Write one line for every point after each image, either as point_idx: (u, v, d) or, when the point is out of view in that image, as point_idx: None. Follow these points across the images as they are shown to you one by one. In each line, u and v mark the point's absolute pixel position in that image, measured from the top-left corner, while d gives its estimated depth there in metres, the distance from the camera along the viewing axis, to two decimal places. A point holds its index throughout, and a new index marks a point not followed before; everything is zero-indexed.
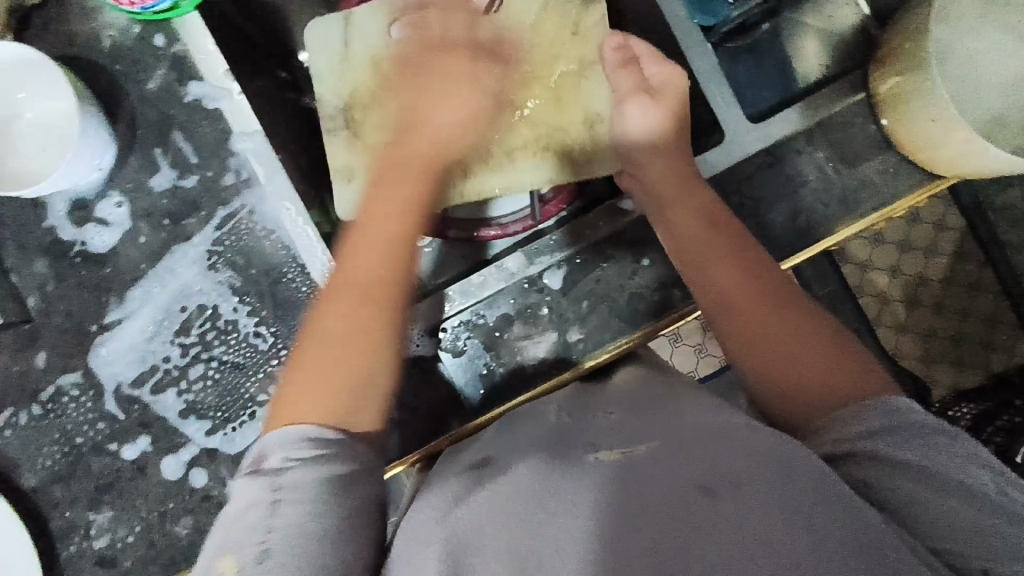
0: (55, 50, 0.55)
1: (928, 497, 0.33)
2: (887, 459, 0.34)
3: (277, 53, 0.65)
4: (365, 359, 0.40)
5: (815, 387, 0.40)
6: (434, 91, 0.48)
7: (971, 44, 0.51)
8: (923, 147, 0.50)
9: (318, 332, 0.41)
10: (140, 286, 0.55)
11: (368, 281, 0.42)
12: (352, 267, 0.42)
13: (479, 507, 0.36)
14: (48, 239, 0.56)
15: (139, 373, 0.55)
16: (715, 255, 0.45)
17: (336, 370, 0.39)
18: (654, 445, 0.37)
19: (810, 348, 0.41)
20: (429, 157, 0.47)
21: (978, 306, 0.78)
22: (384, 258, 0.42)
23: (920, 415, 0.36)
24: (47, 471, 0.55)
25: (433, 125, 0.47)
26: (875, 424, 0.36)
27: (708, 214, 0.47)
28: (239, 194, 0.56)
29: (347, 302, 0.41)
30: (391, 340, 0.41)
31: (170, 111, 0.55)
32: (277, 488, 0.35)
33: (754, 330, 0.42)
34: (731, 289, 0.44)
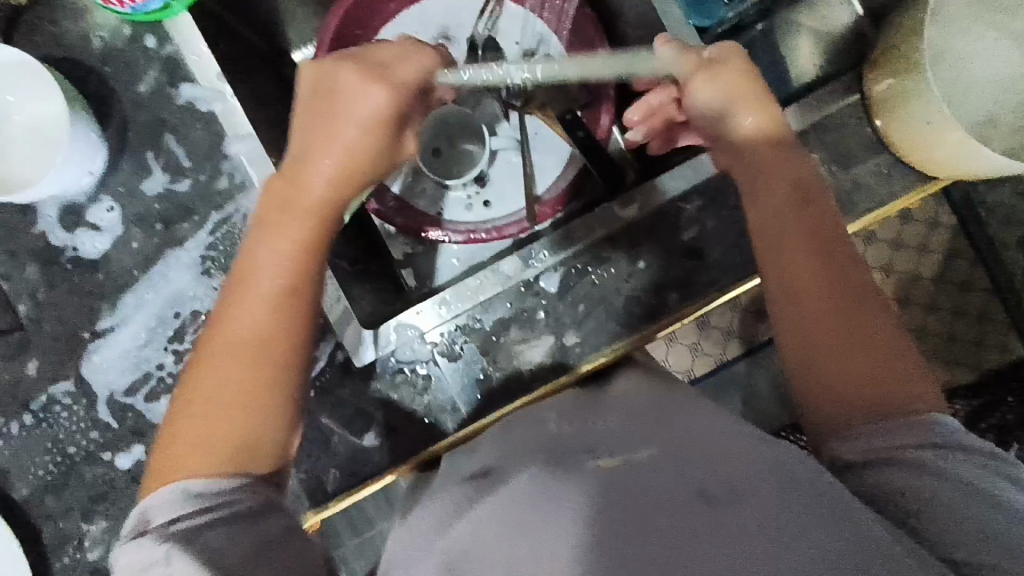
0: (45, 52, 0.55)
1: (953, 505, 0.32)
2: (920, 471, 0.33)
3: (270, 55, 0.64)
4: (265, 395, 0.38)
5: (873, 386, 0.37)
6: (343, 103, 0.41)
7: (964, 45, 0.52)
8: (916, 148, 0.50)
9: (199, 382, 0.38)
10: (133, 293, 0.55)
11: (258, 330, 0.39)
12: (236, 320, 0.39)
13: (484, 513, 0.36)
14: (39, 245, 0.55)
15: (132, 380, 0.55)
16: (799, 239, 0.42)
17: (224, 419, 0.37)
18: (654, 451, 0.37)
19: (881, 354, 0.39)
20: (323, 205, 0.42)
21: (970, 303, 0.79)
22: (266, 303, 0.39)
23: (954, 433, 0.35)
24: (39, 480, 0.54)
25: (311, 188, 0.41)
26: (917, 438, 0.35)
27: (800, 193, 0.44)
28: (232, 199, 0.55)
29: (225, 346, 0.38)
30: (282, 376, 0.39)
31: (163, 115, 0.55)
32: (162, 549, 0.33)
33: (828, 320, 0.40)
34: (809, 285, 0.41)
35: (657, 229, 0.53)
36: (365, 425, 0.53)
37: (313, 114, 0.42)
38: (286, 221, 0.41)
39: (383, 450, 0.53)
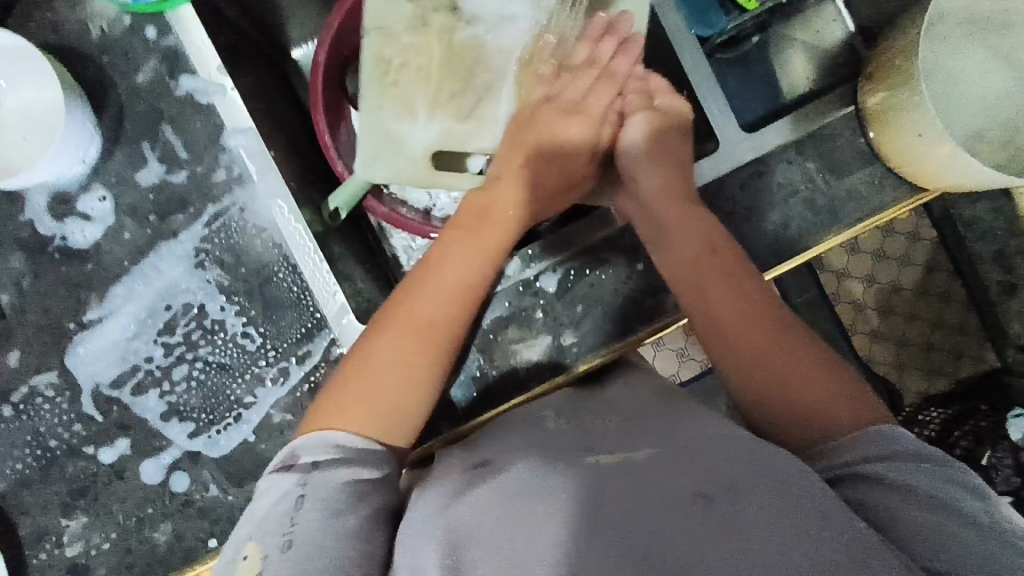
0: (40, 38, 0.54)
1: (922, 517, 0.34)
2: (888, 483, 0.35)
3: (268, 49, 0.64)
4: (424, 369, 0.43)
5: (797, 410, 0.41)
6: (547, 125, 0.50)
7: (953, 62, 0.53)
8: (908, 159, 0.51)
9: (364, 364, 0.43)
10: (123, 283, 0.54)
11: (442, 320, 0.44)
12: (415, 306, 0.44)
13: (473, 502, 0.37)
14: (26, 233, 0.54)
15: (119, 373, 0.53)
16: (710, 277, 0.46)
17: (386, 397, 0.42)
18: (652, 452, 0.37)
19: (814, 380, 0.41)
20: (506, 221, 0.49)
21: (949, 314, 0.80)
22: (447, 292, 0.45)
23: (913, 441, 0.37)
24: (18, 474, 0.53)
25: (501, 211, 0.49)
26: (879, 451, 0.37)
27: (706, 234, 0.47)
28: (229, 191, 0.54)
29: (396, 324, 0.44)
30: (433, 360, 0.44)
31: (159, 105, 0.54)
32: (302, 484, 0.38)
33: (740, 354, 0.43)
34: (729, 321, 0.44)
35: None
36: None
37: (524, 138, 0.50)
38: (501, 228, 0.48)
39: None
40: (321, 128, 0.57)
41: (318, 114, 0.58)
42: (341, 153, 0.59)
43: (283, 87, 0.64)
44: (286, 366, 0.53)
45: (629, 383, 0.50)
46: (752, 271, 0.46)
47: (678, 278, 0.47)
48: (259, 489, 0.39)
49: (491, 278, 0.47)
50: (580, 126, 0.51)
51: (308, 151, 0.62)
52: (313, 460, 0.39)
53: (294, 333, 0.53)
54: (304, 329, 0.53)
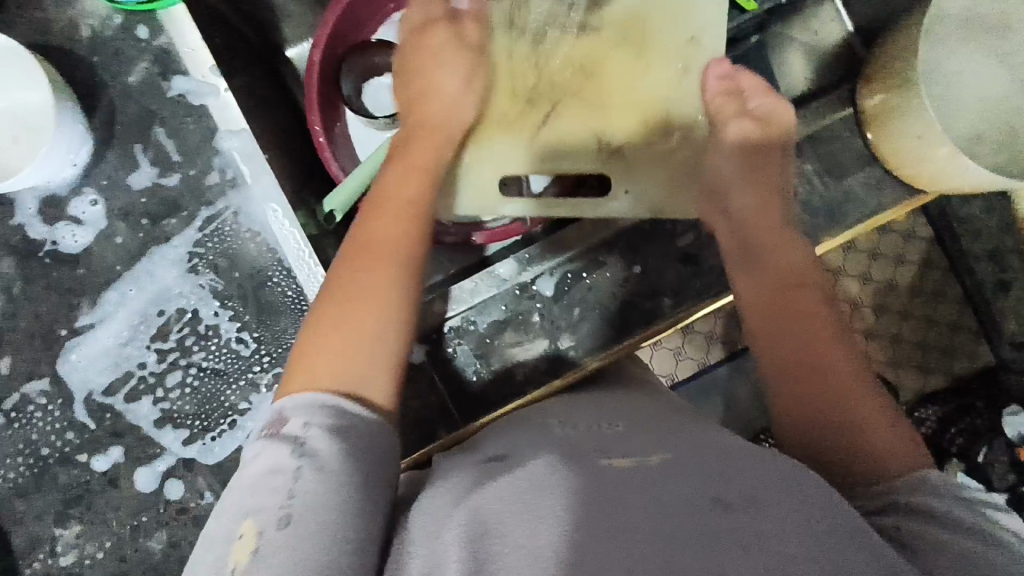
0: (28, 38, 0.53)
1: (955, 542, 0.31)
2: (930, 514, 0.33)
3: (261, 50, 0.63)
4: (385, 302, 0.40)
5: (863, 445, 0.39)
6: (442, 62, 0.50)
7: (954, 62, 0.53)
8: (907, 162, 0.51)
9: (328, 311, 0.40)
10: (115, 288, 0.53)
11: (394, 242, 0.43)
12: (374, 231, 0.43)
13: (486, 498, 0.34)
14: (16, 237, 0.53)
15: (112, 379, 0.53)
16: (797, 300, 0.45)
17: (355, 337, 0.39)
18: (667, 456, 0.37)
19: (874, 415, 0.40)
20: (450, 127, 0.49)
21: (943, 312, 0.79)
22: (391, 208, 0.44)
23: (956, 487, 0.35)
24: (10, 483, 0.52)
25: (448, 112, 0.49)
26: (927, 490, 0.35)
27: (796, 275, 0.46)
28: (223, 194, 0.54)
29: (352, 253, 0.42)
30: (395, 285, 0.41)
31: (151, 106, 0.53)
32: (299, 456, 0.33)
33: (810, 386, 0.42)
34: (793, 343, 0.43)
35: (653, 234, 0.54)
36: None
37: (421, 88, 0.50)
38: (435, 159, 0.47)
39: None
40: (316, 129, 0.56)
41: (311, 114, 0.57)
42: (336, 157, 0.59)
43: (276, 88, 0.63)
44: (281, 372, 0.52)
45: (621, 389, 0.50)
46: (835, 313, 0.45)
47: (760, 311, 0.46)
48: (242, 460, 0.35)
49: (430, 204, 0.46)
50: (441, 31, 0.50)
51: (301, 153, 0.61)
52: (302, 428, 0.34)
53: (289, 338, 0.53)
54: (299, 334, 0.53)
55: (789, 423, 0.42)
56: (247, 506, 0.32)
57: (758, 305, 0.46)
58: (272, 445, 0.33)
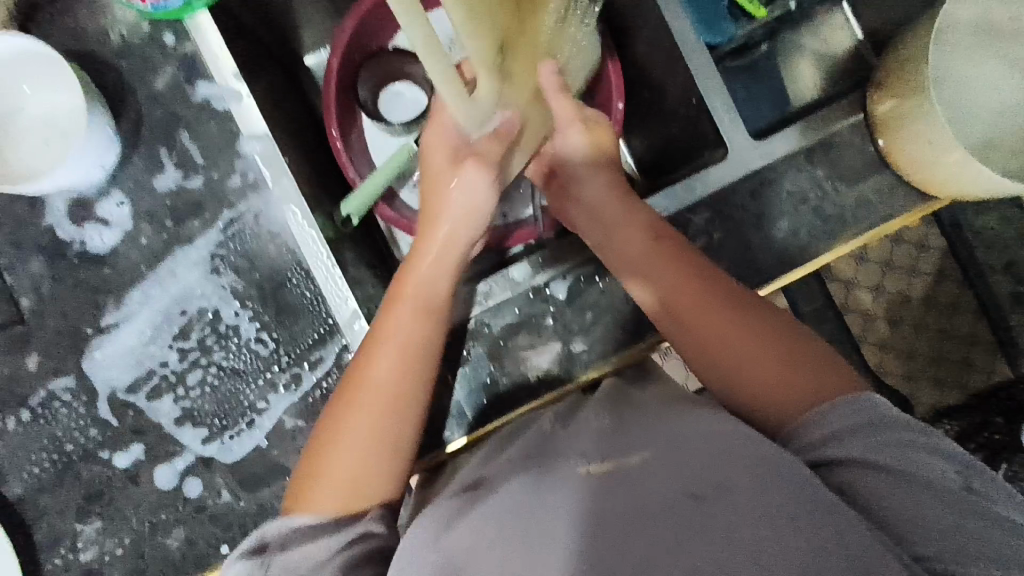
0: (62, 46, 0.55)
1: (900, 497, 0.35)
2: (864, 463, 0.37)
3: (282, 58, 0.65)
4: (384, 443, 0.45)
5: (797, 400, 0.42)
6: (441, 194, 0.51)
7: (966, 70, 0.53)
8: (919, 167, 0.51)
9: (338, 449, 0.45)
10: (140, 289, 0.54)
11: (390, 391, 0.46)
12: (370, 380, 0.46)
13: (467, 529, 0.39)
14: (46, 238, 0.54)
15: (135, 377, 0.54)
16: (676, 277, 0.48)
17: (371, 467, 0.45)
18: (646, 455, 0.40)
19: (783, 373, 0.43)
20: (433, 287, 0.49)
21: (959, 324, 0.79)
22: (388, 358, 0.47)
23: (886, 410, 0.39)
24: (34, 478, 0.53)
25: (427, 257, 0.50)
26: (836, 426, 0.39)
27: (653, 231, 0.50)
28: (244, 197, 0.55)
29: (348, 399, 0.46)
30: (388, 428, 0.45)
31: (177, 112, 0.55)
32: (263, 564, 0.40)
33: (728, 364, 0.45)
34: (662, 294, 0.48)
35: None
36: None
37: (433, 210, 0.52)
38: (443, 288, 0.49)
39: None
40: (333, 136, 0.59)
41: (331, 122, 0.60)
42: (353, 162, 0.61)
43: (295, 94, 0.65)
44: (298, 372, 0.53)
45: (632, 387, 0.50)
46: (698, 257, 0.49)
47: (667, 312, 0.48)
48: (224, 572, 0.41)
49: (439, 335, 0.48)
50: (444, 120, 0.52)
51: (319, 158, 0.62)
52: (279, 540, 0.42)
53: (306, 339, 0.54)
54: (316, 335, 0.54)
55: (737, 404, 0.45)
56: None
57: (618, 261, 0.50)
58: (249, 557, 0.40)
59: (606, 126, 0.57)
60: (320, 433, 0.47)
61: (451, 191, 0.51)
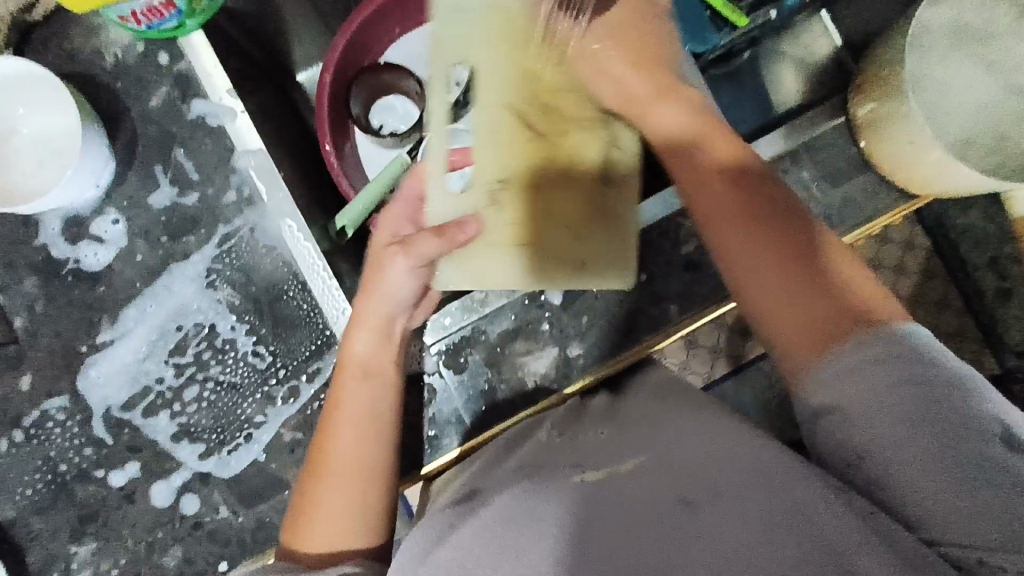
0: (56, 67, 0.55)
1: (907, 466, 0.32)
2: (872, 421, 0.33)
3: (275, 75, 0.66)
4: (364, 499, 0.45)
5: (826, 319, 0.37)
6: (379, 274, 0.48)
7: (941, 72, 0.55)
8: (900, 168, 0.53)
9: (317, 511, 0.44)
10: (135, 305, 0.54)
11: (355, 462, 0.45)
12: (334, 455, 0.45)
13: (467, 532, 0.39)
14: (39, 257, 0.54)
15: (130, 395, 0.54)
16: (714, 196, 0.42)
17: (350, 525, 0.44)
18: (639, 461, 0.42)
19: (813, 296, 0.38)
20: (376, 362, 0.48)
21: None
22: (350, 429, 0.46)
23: (922, 344, 0.34)
24: (27, 500, 0.52)
25: (362, 333, 0.48)
26: (868, 355, 0.35)
27: (696, 126, 0.44)
28: (240, 213, 0.55)
29: (318, 473, 0.45)
30: (364, 488, 0.45)
31: (171, 130, 0.55)
32: None
33: (750, 287, 0.40)
34: (703, 199, 0.43)
35: (659, 244, 0.55)
36: None
37: (369, 286, 0.49)
38: (388, 359, 0.49)
39: None
40: (326, 151, 0.59)
41: (324, 137, 0.61)
42: (347, 174, 0.62)
43: (287, 110, 0.65)
44: (296, 384, 0.53)
45: (642, 398, 0.50)
46: (750, 171, 0.42)
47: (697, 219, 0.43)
48: None
49: (387, 402, 0.47)
50: (396, 212, 0.50)
51: (314, 172, 0.63)
52: None
53: (304, 351, 0.54)
54: (314, 346, 0.54)
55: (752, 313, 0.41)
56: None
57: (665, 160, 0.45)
58: None
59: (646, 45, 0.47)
60: (293, 500, 0.46)
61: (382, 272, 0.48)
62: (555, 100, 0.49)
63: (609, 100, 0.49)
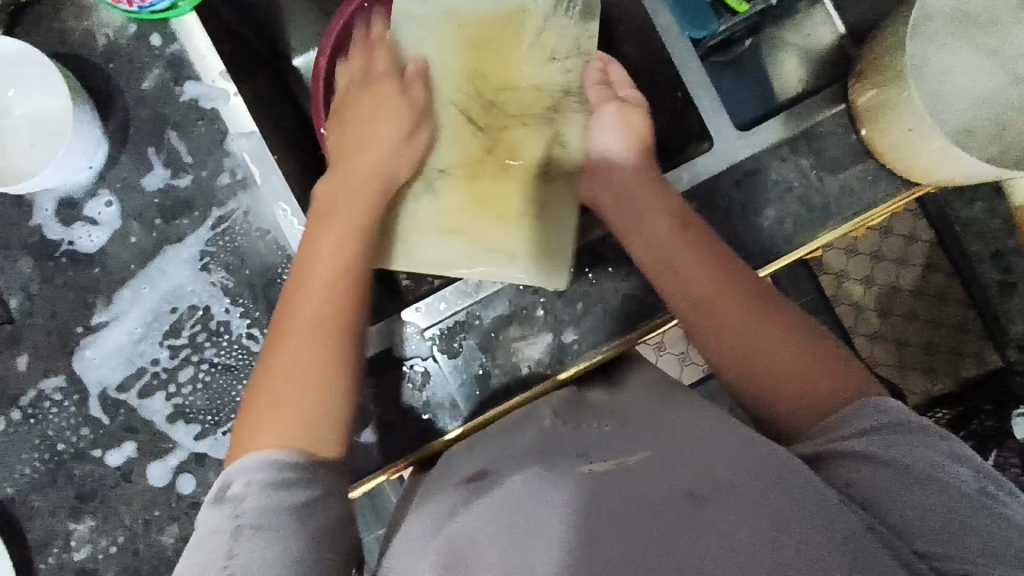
0: (48, 46, 0.55)
1: (899, 495, 0.35)
2: (864, 458, 0.37)
3: (270, 57, 0.65)
4: (320, 375, 0.44)
5: (814, 390, 0.42)
6: (360, 140, 0.52)
7: (944, 59, 0.54)
8: (902, 155, 0.52)
9: (269, 369, 0.44)
10: (130, 287, 0.54)
11: (324, 323, 0.45)
12: (301, 311, 0.46)
13: (466, 519, 0.40)
14: (34, 238, 0.54)
15: (126, 376, 0.54)
16: (706, 273, 0.47)
17: (297, 402, 0.43)
18: (646, 454, 0.42)
19: (805, 373, 0.43)
20: (359, 215, 0.49)
21: (948, 315, 0.80)
22: (319, 290, 0.46)
23: (902, 413, 0.39)
24: (26, 478, 0.53)
25: (353, 171, 0.51)
26: (852, 425, 0.39)
27: (677, 211, 0.50)
28: (234, 195, 0.55)
29: (286, 328, 0.45)
30: (327, 364, 0.44)
31: (165, 111, 0.55)
32: (238, 514, 0.38)
33: (742, 351, 0.45)
34: (698, 282, 0.47)
35: None
36: (362, 422, 0.53)
37: (344, 138, 0.53)
38: (368, 226, 0.49)
39: (380, 448, 0.54)
40: (323, 136, 0.59)
41: (320, 119, 0.60)
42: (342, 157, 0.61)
43: (282, 93, 0.64)
44: None
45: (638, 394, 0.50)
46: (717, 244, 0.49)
47: (693, 298, 0.47)
48: (197, 523, 0.39)
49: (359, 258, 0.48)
50: (389, 90, 0.53)
51: (309, 156, 0.63)
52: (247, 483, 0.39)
53: None
54: None
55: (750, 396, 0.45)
56: (197, 555, 0.38)
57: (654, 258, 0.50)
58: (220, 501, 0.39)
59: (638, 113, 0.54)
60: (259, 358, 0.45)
61: (372, 132, 0.52)
62: (498, 98, 0.55)
63: (550, 101, 0.56)
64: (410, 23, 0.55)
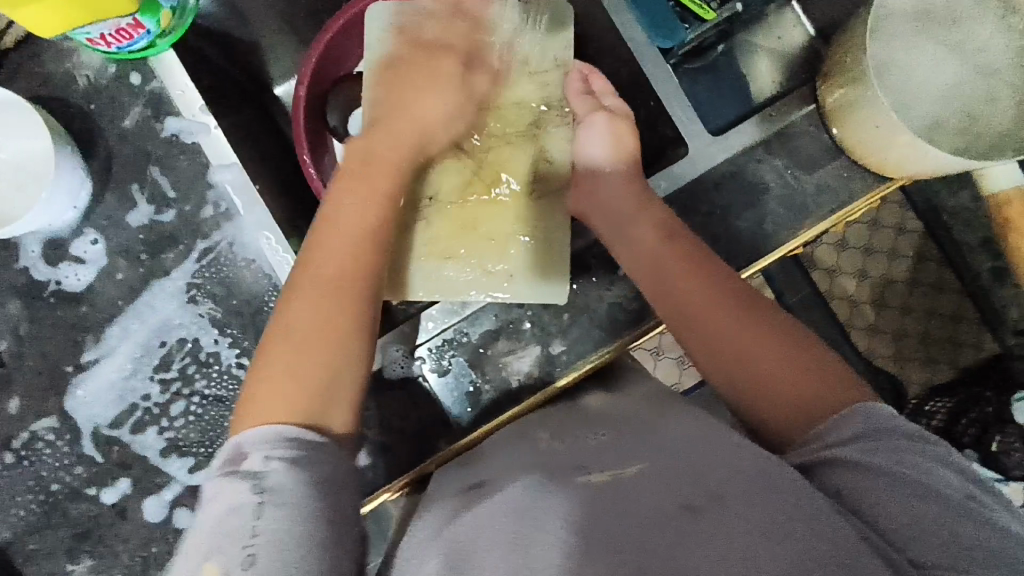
0: (29, 91, 0.56)
1: (892, 502, 0.35)
2: (857, 465, 0.37)
3: (250, 88, 0.66)
4: (337, 332, 0.42)
5: (803, 396, 0.42)
6: (411, 98, 0.51)
7: (908, 55, 0.55)
8: (873, 152, 0.53)
9: (282, 325, 0.42)
10: (118, 323, 0.55)
11: (351, 277, 0.44)
12: (322, 259, 0.44)
13: (469, 520, 0.40)
14: (22, 280, 0.55)
15: (118, 412, 0.54)
16: (692, 285, 0.48)
17: (305, 372, 0.41)
18: (640, 468, 0.41)
19: (796, 379, 0.43)
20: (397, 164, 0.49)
21: (944, 303, 0.81)
22: (344, 245, 0.44)
23: (891, 418, 0.39)
24: (21, 521, 0.53)
25: (419, 119, 0.50)
26: (841, 433, 0.39)
27: (664, 226, 0.51)
28: (218, 227, 0.56)
29: (310, 283, 0.43)
30: (347, 319, 0.43)
31: (146, 148, 0.56)
32: (260, 492, 0.36)
33: (726, 358, 0.45)
34: (685, 293, 0.48)
35: None
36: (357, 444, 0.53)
37: (399, 93, 0.51)
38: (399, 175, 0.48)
39: (376, 469, 0.54)
40: (305, 163, 0.59)
41: (300, 146, 0.60)
42: (326, 184, 0.62)
43: (263, 122, 0.65)
44: None
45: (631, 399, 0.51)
46: (710, 255, 0.49)
47: (680, 308, 0.48)
48: (204, 492, 0.37)
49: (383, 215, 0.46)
50: (447, 62, 0.52)
51: (293, 183, 0.63)
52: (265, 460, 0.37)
53: None
54: None
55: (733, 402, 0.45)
56: (217, 541, 0.35)
57: (640, 271, 0.50)
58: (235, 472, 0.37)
59: (626, 123, 0.54)
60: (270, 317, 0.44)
61: (427, 104, 0.50)
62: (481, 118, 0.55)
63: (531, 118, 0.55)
64: (387, 48, 0.53)
